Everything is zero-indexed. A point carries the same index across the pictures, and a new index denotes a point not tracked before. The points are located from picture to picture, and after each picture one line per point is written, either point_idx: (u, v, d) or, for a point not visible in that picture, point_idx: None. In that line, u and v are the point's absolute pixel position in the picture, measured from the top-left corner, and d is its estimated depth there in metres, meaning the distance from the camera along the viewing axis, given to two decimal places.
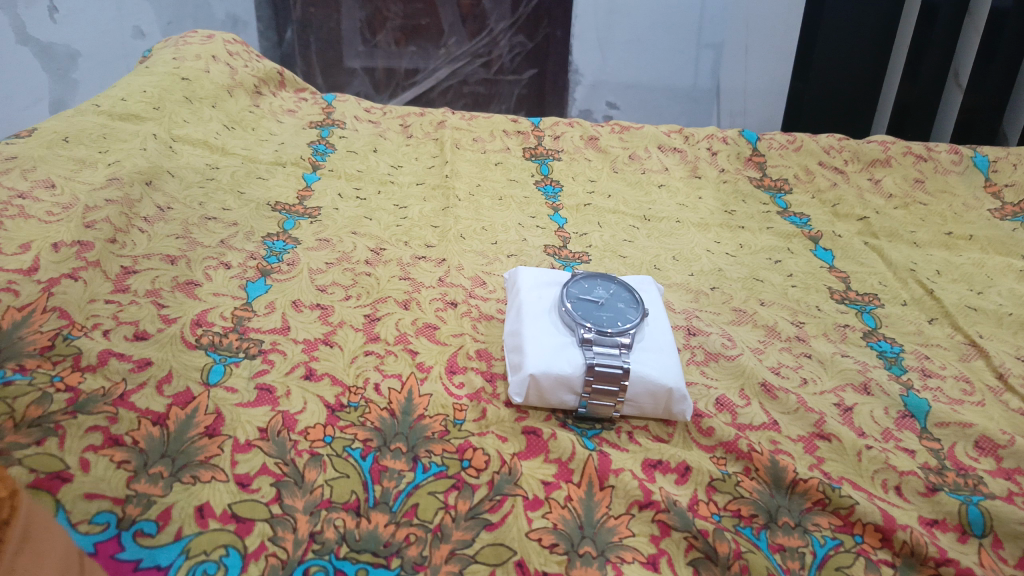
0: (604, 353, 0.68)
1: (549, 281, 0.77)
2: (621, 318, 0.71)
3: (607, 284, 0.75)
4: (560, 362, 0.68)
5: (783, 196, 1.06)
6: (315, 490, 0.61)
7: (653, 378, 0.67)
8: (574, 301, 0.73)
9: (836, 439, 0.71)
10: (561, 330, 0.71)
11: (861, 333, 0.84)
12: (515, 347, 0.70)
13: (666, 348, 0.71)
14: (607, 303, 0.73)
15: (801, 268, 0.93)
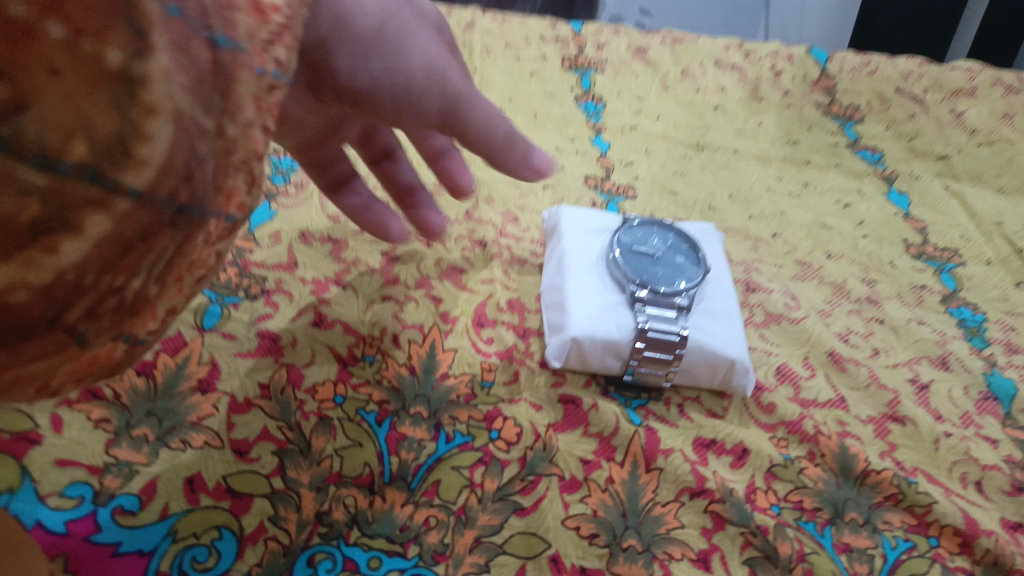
0: (658, 316, 0.59)
1: (596, 224, 0.67)
2: (679, 275, 0.62)
3: (664, 234, 0.66)
4: (607, 326, 0.59)
5: (853, 125, 0.94)
6: (323, 461, 0.53)
7: (714, 349, 0.59)
8: (625, 253, 0.63)
9: (911, 423, 0.63)
10: (608, 287, 0.62)
11: (940, 296, 0.74)
12: (554, 304, 0.62)
13: (728, 313, 0.62)
14: (664, 257, 0.64)
15: (873, 214, 0.82)
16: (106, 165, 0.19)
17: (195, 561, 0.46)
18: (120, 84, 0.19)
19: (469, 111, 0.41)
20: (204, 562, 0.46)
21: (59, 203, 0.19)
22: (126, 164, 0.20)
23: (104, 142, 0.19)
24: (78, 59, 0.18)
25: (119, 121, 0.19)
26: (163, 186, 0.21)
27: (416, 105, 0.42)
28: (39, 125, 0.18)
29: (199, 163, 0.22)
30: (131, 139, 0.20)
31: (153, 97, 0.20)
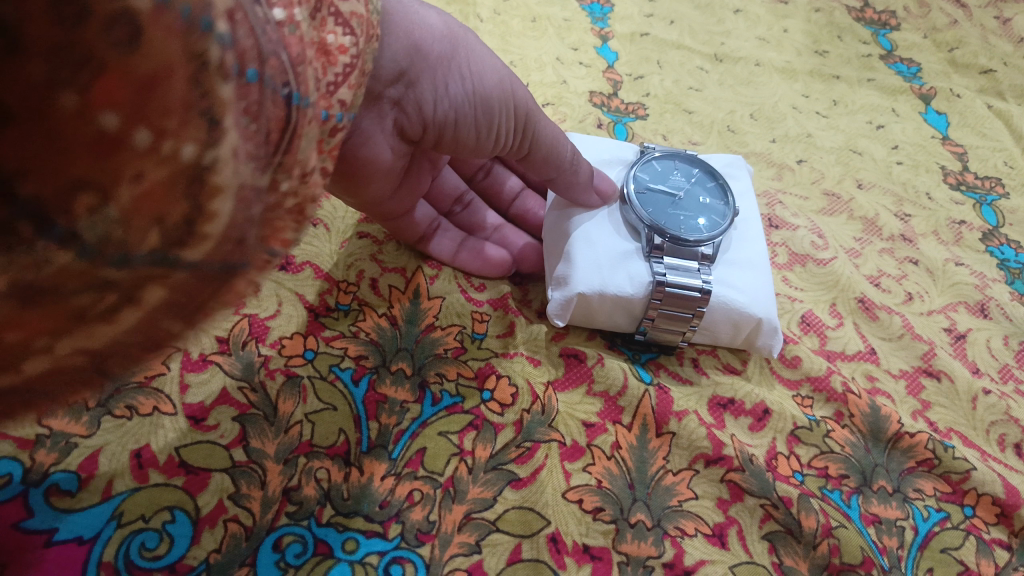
0: (676, 266, 0.52)
1: (610, 157, 0.59)
2: (705, 220, 0.54)
3: (685, 171, 0.58)
4: (616, 277, 0.51)
5: (888, 33, 0.84)
6: (292, 429, 0.47)
7: (741, 305, 0.51)
8: (640, 193, 0.55)
9: (947, 378, 0.56)
10: (620, 230, 0.54)
11: (980, 233, 0.67)
12: (555, 251, 0.53)
13: (758, 263, 0.54)
14: (687, 198, 0.56)
15: (908, 137, 0.74)
16: (176, 250, 0.21)
17: (143, 549, 0.40)
18: (192, 174, 0.19)
19: (540, 125, 0.49)
20: (154, 549, 0.40)
21: (129, 282, 0.20)
22: (189, 241, 0.21)
23: (172, 227, 0.20)
24: (160, 160, 0.19)
25: (189, 207, 0.20)
26: (218, 254, 0.22)
27: (498, 126, 0.48)
28: (120, 228, 0.19)
29: (253, 224, 0.24)
30: (202, 222, 0.21)
31: (221, 179, 0.20)
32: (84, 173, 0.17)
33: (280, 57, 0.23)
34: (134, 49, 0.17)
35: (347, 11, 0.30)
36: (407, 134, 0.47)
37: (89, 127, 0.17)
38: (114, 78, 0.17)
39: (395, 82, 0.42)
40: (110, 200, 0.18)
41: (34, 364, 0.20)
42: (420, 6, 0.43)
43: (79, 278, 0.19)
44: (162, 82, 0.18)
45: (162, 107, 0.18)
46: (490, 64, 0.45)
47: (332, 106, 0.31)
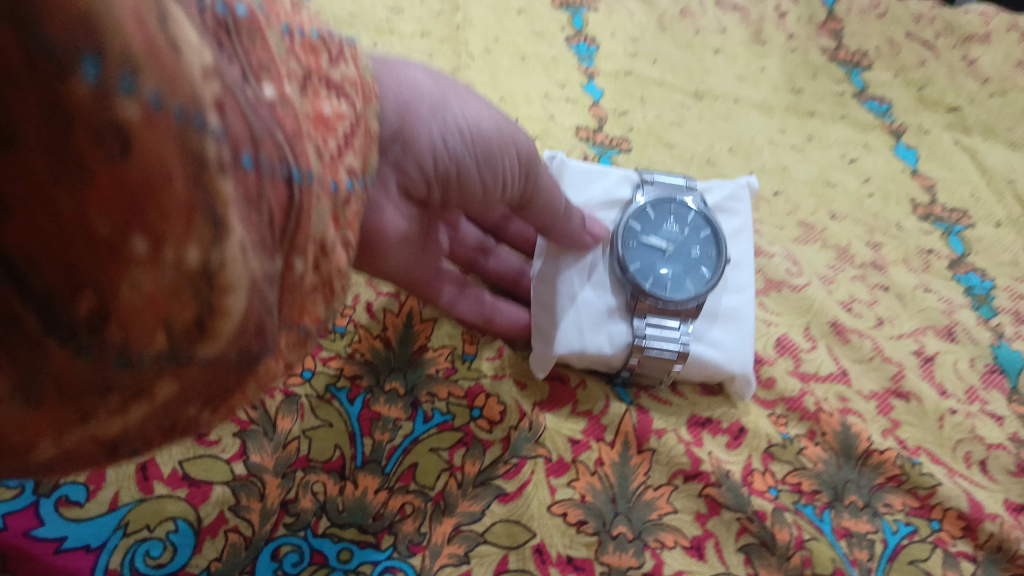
0: (658, 324, 0.54)
1: (598, 196, 0.59)
2: (692, 276, 0.55)
3: (681, 215, 0.57)
4: (598, 339, 0.54)
5: (861, 72, 0.88)
6: (290, 444, 0.49)
7: (716, 362, 0.55)
8: (631, 245, 0.56)
9: (915, 399, 0.59)
10: (607, 284, 0.56)
11: (947, 262, 0.70)
12: (541, 303, 0.56)
13: (740, 315, 0.57)
14: (679, 249, 0.56)
15: (880, 170, 0.77)
16: (182, 347, 0.22)
17: (147, 557, 0.43)
18: (198, 278, 0.21)
19: (541, 174, 0.48)
20: (157, 558, 0.43)
21: (133, 380, 0.22)
22: (201, 339, 0.22)
23: (180, 328, 0.22)
24: (160, 266, 0.20)
25: (196, 307, 0.21)
26: (233, 345, 0.24)
27: (505, 178, 0.46)
28: (121, 328, 0.21)
29: (267, 312, 0.25)
30: (210, 320, 0.22)
31: (230, 278, 0.21)
32: (85, 271, 0.19)
33: (275, 135, 0.24)
34: (128, 158, 0.18)
35: (337, 80, 0.32)
36: (417, 199, 0.44)
37: (83, 231, 0.19)
38: (103, 184, 0.18)
39: (392, 142, 0.39)
40: (109, 301, 0.20)
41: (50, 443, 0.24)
42: (400, 67, 0.41)
43: (86, 373, 0.21)
44: (159, 191, 0.19)
45: (161, 215, 0.19)
46: (487, 113, 0.44)
47: (340, 174, 0.30)
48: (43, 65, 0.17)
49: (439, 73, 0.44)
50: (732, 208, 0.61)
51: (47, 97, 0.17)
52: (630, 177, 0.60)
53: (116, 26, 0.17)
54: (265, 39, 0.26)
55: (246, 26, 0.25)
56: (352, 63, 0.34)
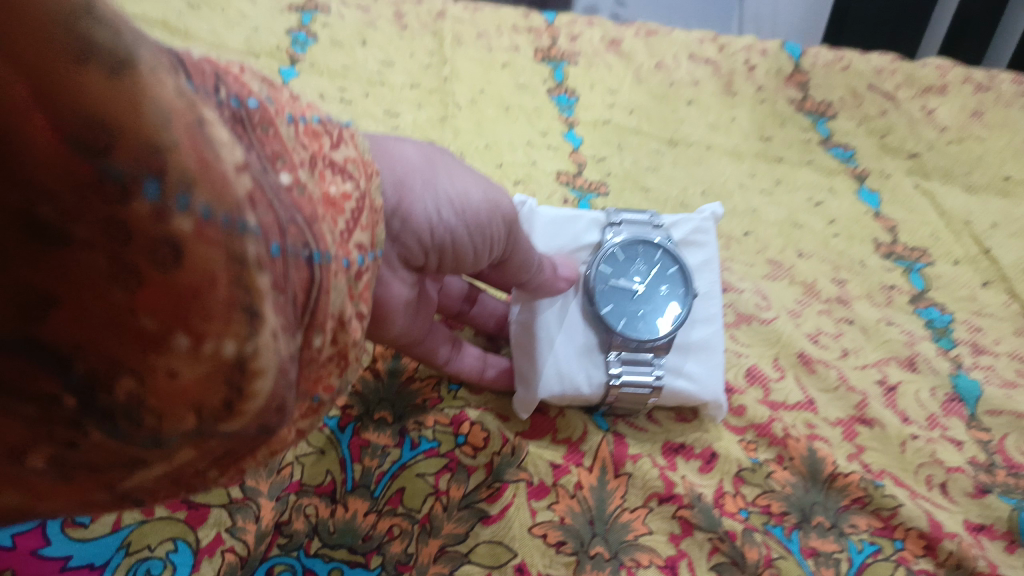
0: (631, 364, 0.57)
1: (569, 240, 0.62)
2: (660, 316, 0.58)
3: (647, 257, 0.60)
4: (575, 378, 0.57)
5: (826, 122, 0.94)
6: (284, 470, 0.52)
7: (689, 394, 0.58)
8: (602, 288, 0.59)
9: (878, 425, 0.62)
10: (583, 324, 0.59)
11: (909, 297, 0.74)
12: (520, 347, 0.59)
13: (709, 346, 0.60)
14: (647, 291, 0.59)
15: (844, 212, 0.82)
16: (207, 427, 0.26)
17: None
18: (231, 368, 0.25)
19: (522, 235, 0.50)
20: None
21: (158, 456, 0.26)
22: (227, 418, 0.26)
23: (209, 413, 0.26)
24: (200, 358, 0.24)
25: (227, 392, 0.26)
26: (249, 425, 0.28)
27: (493, 241, 0.48)
28: (155, 410, 0.25)
29: (289, 391, 0.29)
30: (236, 402, 0.26)
31: (260, 364, 0.26)
32: (130, 360, 0.23)
33: (296, 221, 0.29)
34: (178, 266, 0.23)
35: (339, 160, 0.35)
36: (418, 267, 0.46)
37: (133, 326, 0.23)
38: (154, 290, 0.23)
39: (393, 219, 0.42)
40: (149, 385, 0.24)
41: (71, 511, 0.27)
42: (395, 146, 0.44)
43: (115, 451, 0.25)
44: (202, 294, 0.24)
45: (204, 314, 0.24)
46: (475, 182, 0.46)
47: (351, 252, 0.34)
48: (116, 193, 0.21)
49: (432, 150, 0.46)
50: (699, 239, 0.64)
51: (116, 217, 0.22)
52: (599, 220, 0.63)
53: (173, 158, 0.22)
54: (276, 129, 0.30)
55: (258, 119, 0.29)
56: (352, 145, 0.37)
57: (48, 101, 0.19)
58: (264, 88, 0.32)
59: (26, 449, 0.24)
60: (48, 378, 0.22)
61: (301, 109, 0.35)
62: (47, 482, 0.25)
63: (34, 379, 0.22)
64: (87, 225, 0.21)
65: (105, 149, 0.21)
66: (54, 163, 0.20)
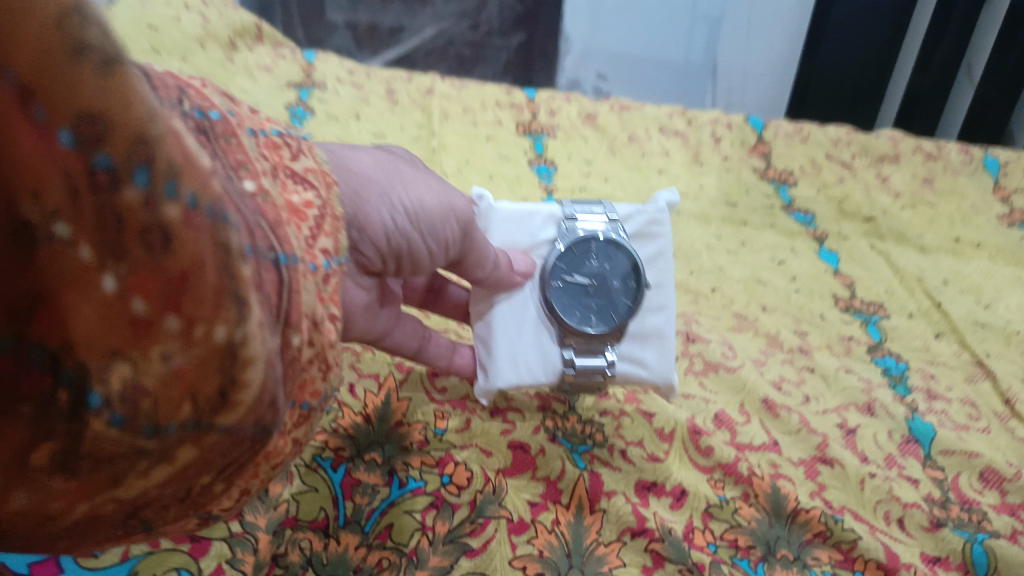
0: (586, 355, 0.63)
1: (527, 234, 0.65)
2: (613, 308, 0.63)
3: (601, 252, 0.65)
4: (532, 367, 0.62)
5: (788, 188, 1.02)
6: (280, 506, 0.55)
7: (639, 378, 0.64)
8: (558, 283, 0.64)
9: (839, 464, 0.66)
10: (540, 317, 0.63)
11: (866, 347, 0.79)
12: (480, 339, 0.63)
13: (662, 333, 0.65)
14: (600, 285, 0.64)
15: (804, 270, 0.89)
16: (203, 417, 0.25)
17: None
18: (223, 355, 0.24)
19: (475, 236, 0.54)
20: None
21: (158, 447, 0.26)
22: (222, 409, 0.25)
23: (203, 401, 0.25)
24: (190, 342, 0.23)
25: (221, 380, 0.24)
26: (246, 419, 0.26)
27: (444, 243, 0.52)
28: (150, 394, 0.24)
29: (279, 387, 0.27)
30: (230, 392, 0.25)
31: (251, 352, 0.24)
32: (123, 345, 0.23)
33: (260, 225, 0.29)
34: (166, 253, 0.22)
35: (299, 171, 0.38)
36: (372, 269, 0.50)
37: (126, 312, 0.23)
38: (144, 277, 0.22)
39: (351, 229, 0.45)
40: (140, 368, 0.24)
41: (78, 515, 0.27)
42: (350, 157, 0.47)
43: (114, 442, 0.25)
44: (191, 278, 0.23)
45: (196, 300, 0.23)
46: (426, 189, 0.50)
47: (316, 256, 0.35)
48: (105, 181, 0.21)
49: (383, 158, 0.50)
50: (655, 229, 0.67)
51: (105, 204, 0.21)
52: (556, 215, 0.66)
53: (159, 138, 0.21)
54: (238, 140, 0.34)
55: (221, 130, 0.33)
56: (313, 158, 0.40)
57: (34, 99, 0.19)
58: (226, 104, 0.36)
59: (30, 448, 0.25)
60: (47, 373, 0.24)
61: (261, 123, 0.39)
62: (54, 480, 0.26)
63: (34, 374, 0.24)
64: (73, 224, 0.21)
65: (95, 139, 0.20)
66: (40, 158, 0.20)
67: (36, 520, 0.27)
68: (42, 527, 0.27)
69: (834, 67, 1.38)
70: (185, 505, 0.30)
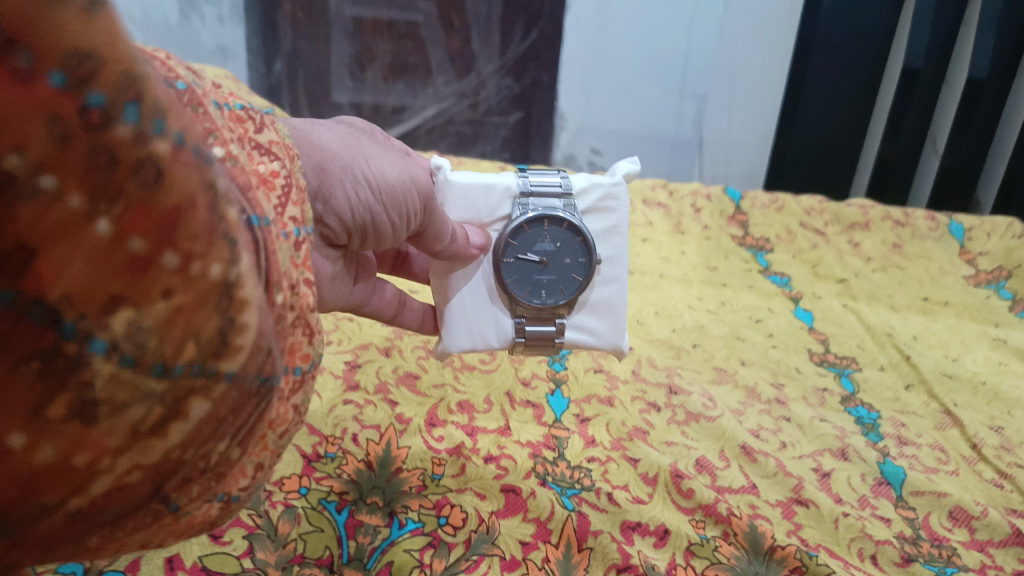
0: (536, 325, 0.66)
1: (480, 208, 0.64)
2: (563, 284, 0.65)
3: (554, 231, 0.64)
4: (485, 337, 0.65)
5: (765, 254, 1.11)
6: (288, 544, 0.59)
7: (587, 344, 0.67)
8: (511, 259, 0.64)
9: (814, 504, 0.70)
10: (494, 290, 0.65)
11: (840, 397, 0.84)
12: (438, 305, 0.66)
13: (611, 304, 0.67)
14: (553, 262, 0.64)
15: (781, 327, 0.95)
16: (209, 360, 0.23)
17: None
18: (219, 291, 0.23)
19: (435, 212, 0.56)
20: None
21: (170, 394, 0.23)
22: (225, 352, 0.24)
23: (206, 339, 0.23)
24: (187, 280, 0.22)
25: (221, 320, 0.23)
26: (250, 366, 0.25)
27: (405, 218, 0.53)
28: (155, 336, 0.22)
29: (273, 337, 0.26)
30: (230, 333, 0.23)
31: (245, 293, 0.23)
32: (118, 288, 0.21)
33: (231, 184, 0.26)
34: (159, 187, 0.21)
35: (264, 143, 0.37)
36: (336, 241, 0.52)
37: (123, 255, 0.21)
38: (138, 212, 0.21)
39: (313, 199, 0.47)
40: (144, 312, 0.22)
41: (101, 484, 0.23)
42: (312, 130, 0.49)
43: (127, 389, 0.22)
44: (185, 213, 0.21)
45: (190, 235, 0.22)
46: (388, 163, 0.52)
47: (287, 225, 0.35)
48: (96, 120, 0.19)
49: (347, 132, 0.51)
50: (610, 204, 0.67)
51: (97, 144, 0.19)
52: (511, 190, 0.65)
53: (145, 77, 0.20)
54: (205, 109, 0.31)
55: (188, 99, 0.29)
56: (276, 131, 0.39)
57: (16, 46, 0.17)
58: (190, 76, 0.33)
59: (44, 403, 0.21)
60: (46, 329, 0.21)
61: (224, 96, 0.37)
62: (77, 434, 0.22)
63: (29, 333, 0.20)
64: (58, 172, 0.19)
65: (84, 78, 0.19)
66: (15, 100, 0.18)
67: (66, 487, 0.23)
68: (66, 504, 0.23)
69: (809, 138, 1.49)
70: (201, 482, 0.27)
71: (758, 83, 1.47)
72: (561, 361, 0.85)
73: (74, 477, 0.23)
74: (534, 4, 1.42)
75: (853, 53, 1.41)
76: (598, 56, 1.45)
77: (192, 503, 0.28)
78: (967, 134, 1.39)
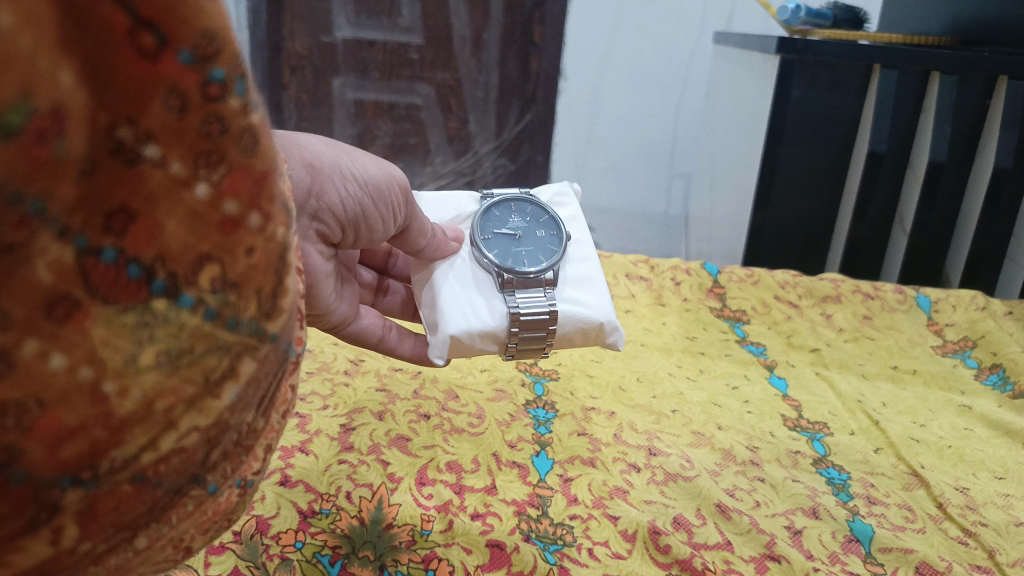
0: (525, 292, 0.73)
1: (449, 210, 0.79)
2: (541, 250, 0.76)
3: (521, 211, 0.79)
4: (479, 313, 0.71)
5: (741, 325, 1.18)
6: None
7: (585, 313, 0.73)
8: (489, 237, 0.77)
9: (785, 560, 0.72)
10: (478, 270, 0.75)
11: (811, 459, 0.88)
12: (427, 295, 0.73)
13: (593, 279, 0.76)
14: (525, 233, 0.77)
15: (756, 395, 1.00)
16: (262, 320, 0.31)
17: None
18: (279, 250, 0.30)
19: (415, 207, 0.67)
20: None
21: (231, 349, 0.30)
22: (272, 316, 0.31)
23: (263, 299, 0.30)
24: (266, 237, 0.29)
25: (275, 280, 0.31)
26: (284, 329, 0.32)
27: (391, 211, 0.65)
28: (234, 292, 0.29)
29: (294, 305, 0.34)
30: (279, 295, 0.31)
31: (289, 259, 0.31)
32: (209, 247, 0.27)
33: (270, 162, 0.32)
34: (255, 157, 0.27)
35: None
36: (332, 237, 0.63)
37: (217, 215, 0.27)
38: (238, 175, 0.27)
39: (308, 198, 0.59)
40: (228, 265, 0.28)
41: (168, 441, 0.29)
42: (303, 138, 0.60)
43: (206, 337, 0.29)
44: (267, 178, 0.28)
45: (270, 197, 0.28)
46: (369, 164, 0.63)
47: None
48: (214, 93, 0.25)
49: (332, 140, 0.63)
50: (562, 200, 0.83)
51: (211, 113, 0.25)
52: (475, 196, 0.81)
53: (243, 57, 0.25)
54: None
55: None
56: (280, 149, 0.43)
57: (153, 27, 0.22)
58: None
59: (139, 352, 0.27)
60: (140, 284, 0.26)
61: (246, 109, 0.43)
62: (162, 380, 0.28)
63: (128, 287, 0.26)
64: (163, 145, 0.25)
65: (209, 57, 0.24)
66: (147, 73, 0.23)
67: (144, 439, 0.28)
68: (141, 458, 0.29)
69: (790, 217, 1.50)
70: (233, 455, 0.34)
71: (734, 165, 1.57)
72: (546, 425, 0.90)
73: (154, 426, 0.29)
74: (529, 90, 1.63)
75: (820, 139, 1.42)
76: (589, 137, 1.71)
77: (225, 483, 0.35)
78: (935, 209, 1.46)
